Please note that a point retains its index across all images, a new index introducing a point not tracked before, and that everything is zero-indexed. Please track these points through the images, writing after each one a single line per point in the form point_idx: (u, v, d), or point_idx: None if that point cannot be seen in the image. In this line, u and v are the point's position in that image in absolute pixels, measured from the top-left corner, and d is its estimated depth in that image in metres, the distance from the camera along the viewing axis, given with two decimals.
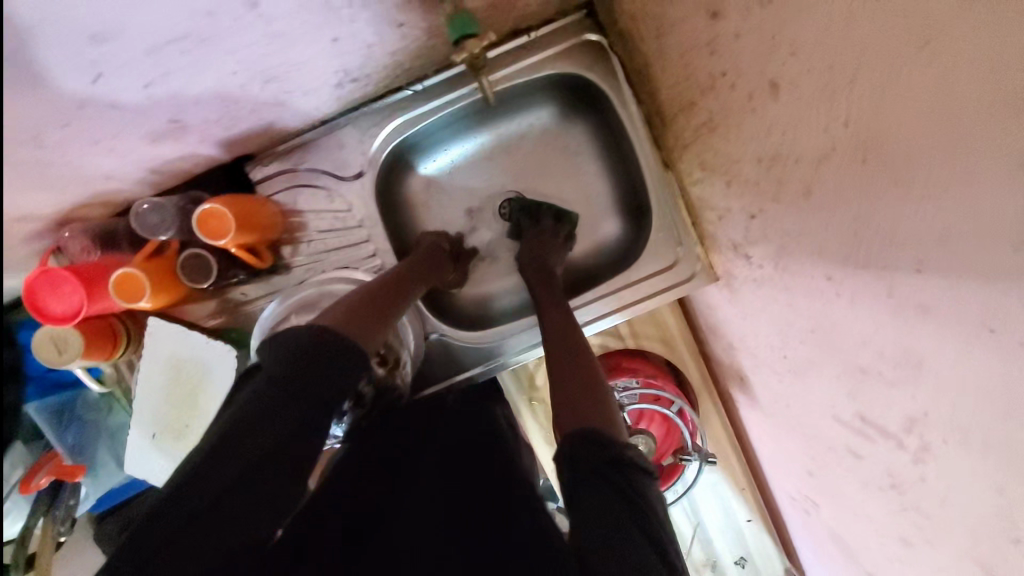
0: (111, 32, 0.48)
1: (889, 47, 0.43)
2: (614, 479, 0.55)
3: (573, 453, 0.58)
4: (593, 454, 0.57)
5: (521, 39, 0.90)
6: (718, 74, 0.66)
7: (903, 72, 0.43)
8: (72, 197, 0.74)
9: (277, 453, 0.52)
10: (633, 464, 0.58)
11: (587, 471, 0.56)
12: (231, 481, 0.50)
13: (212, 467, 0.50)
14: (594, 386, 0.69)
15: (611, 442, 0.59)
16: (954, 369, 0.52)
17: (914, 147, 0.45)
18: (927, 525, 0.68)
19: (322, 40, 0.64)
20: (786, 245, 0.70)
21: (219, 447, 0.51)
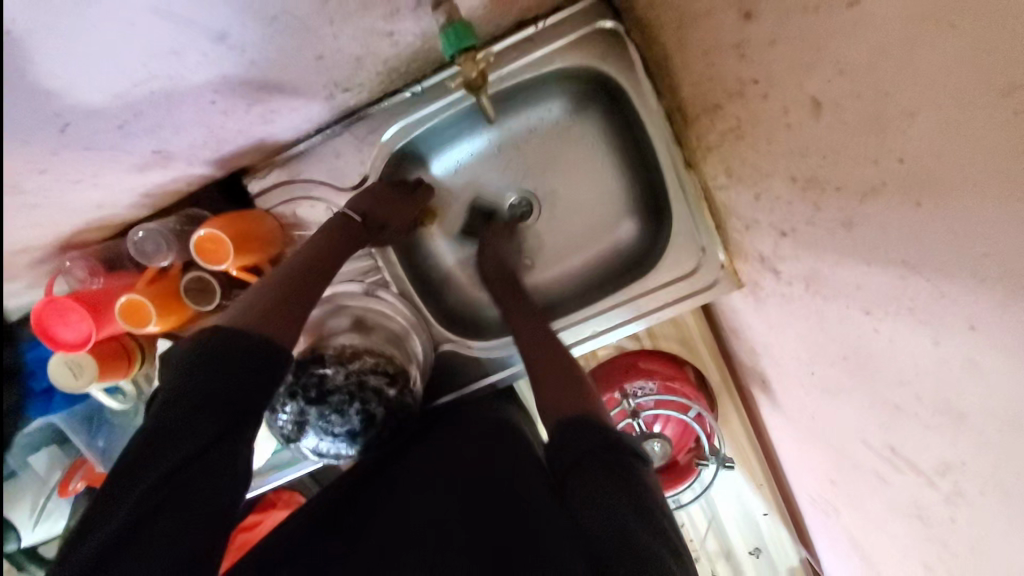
0: (68, 85, 0.44)
1: (954, 80, 0.37)
2: (611, 462, 0.59)
3: (573, 446, 0.61)
4: (591, 444, 0.61)
5: (528, 30, 0.82)
6: (748, 81, 0.59)
7: (971, 108, 0.37)
8: (71, 227, 0.72)
9: (213, 440, 0.57)
10: (628, 450, 0.61)
11: (589, 457, 0.60)
12: (168, 480, 0.55)
13: (147, 469, 0.55)
14: (580, 380, 0.73)
15: (605, 429, 0.63)
16: (1000, 429, 0.47)
17: (975, 197, 0.39)
18: (954, 559, 0.65)
19: (306, 58, 0.59)
20: (820, 268, 0.64)
21: (150, 452, 0.56)
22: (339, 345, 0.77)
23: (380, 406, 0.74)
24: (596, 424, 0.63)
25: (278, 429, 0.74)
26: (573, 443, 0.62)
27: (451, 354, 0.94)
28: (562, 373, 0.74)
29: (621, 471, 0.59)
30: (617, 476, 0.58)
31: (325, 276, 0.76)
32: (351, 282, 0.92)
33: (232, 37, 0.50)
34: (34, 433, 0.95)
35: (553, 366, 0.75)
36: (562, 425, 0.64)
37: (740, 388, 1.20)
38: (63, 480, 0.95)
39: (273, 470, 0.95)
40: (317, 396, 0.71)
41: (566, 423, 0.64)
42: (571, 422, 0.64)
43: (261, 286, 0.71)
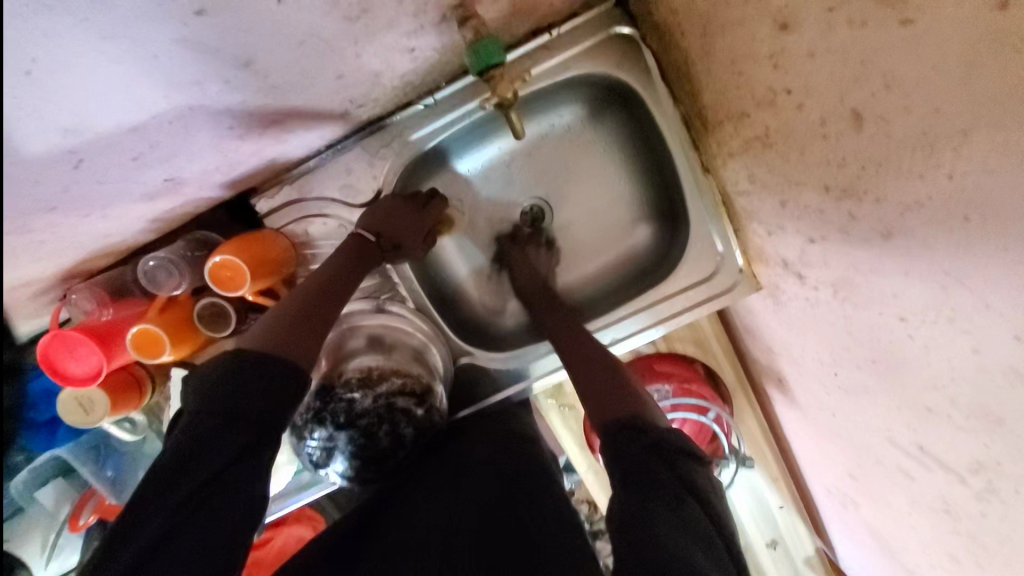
0: (86, 121, 0.44)
1: (991, 98, 0.38)
2: (658, 470, 0.59)
3: (617, 450, 0.62)
4: (640, 444, 0.61)
5: (543, 38, 0.80)
6: (781, 90, 0.59)
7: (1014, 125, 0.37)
8: (78, 257, 0.69)
9: (237, 458, 0.55)
10: (676, 450, 0.61)
11: (634, 459, 0.61)
12: (192, 500, 0.52)
13: (168, 489, 0.53)
14: (622, 379, 0.72)
15: (651, 428, 0.63)
16: None
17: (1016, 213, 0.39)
18: (981, 552, 0.66)
19: (325, 77, 0.59)
20: (850, 275, 0.64)
21: (170, 471, 0.53)
22: (361, 367, 0.74)
23: (410, 427, 0.71)
24: (638, 424, 0.63)
25: (306, 456, 0.72)
26: (619, 450, 0.62)
27: (472, 366, 0.92)
28: (602, 375, 0.73)
29: (665, 468, 0.59)
30: (661, 481, 0.58)
31: (341, 295, 0.74)
32: (365, 299, 0.89)
33: (257, 64, 0.51)
34: (40, 466, 0.91)
35: (604, 369, 0.74)
36: (606, 429, 0.65)
37: (755, 387, 1.20)
38: (73, 515, 0.91)
39: (294, 492, 0.93)
40: (346, 420, 0.69)
41: (611, 430, 0.64)
42: (617, 427, 0.64)
43: (279, 308, 0.69)
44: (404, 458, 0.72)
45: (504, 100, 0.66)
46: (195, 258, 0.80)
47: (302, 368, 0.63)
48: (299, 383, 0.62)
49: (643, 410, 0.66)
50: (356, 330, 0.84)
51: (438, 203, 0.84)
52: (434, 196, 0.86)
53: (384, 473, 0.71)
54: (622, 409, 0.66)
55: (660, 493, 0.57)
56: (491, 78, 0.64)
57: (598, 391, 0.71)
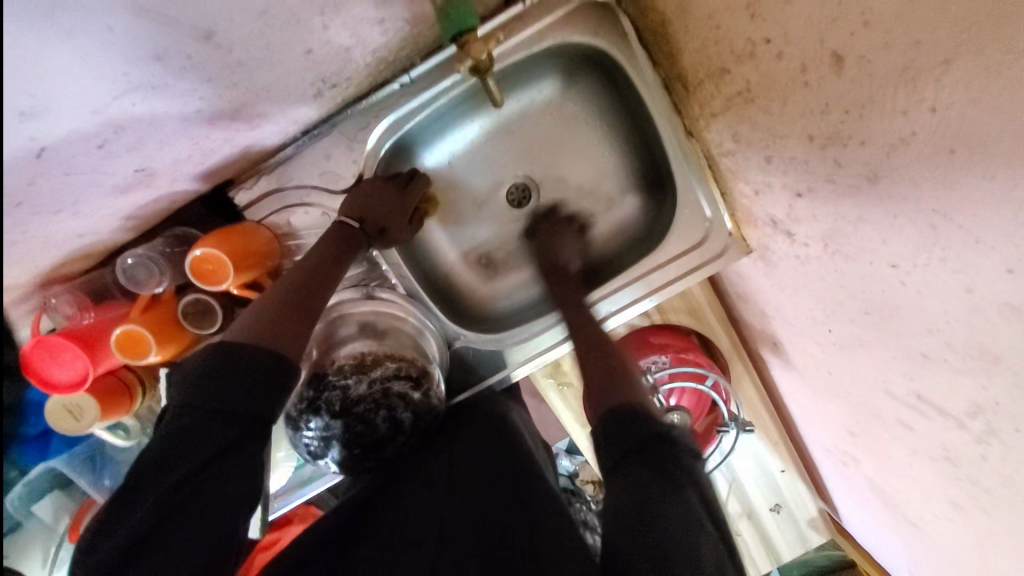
0: (43, 103, 0.42)
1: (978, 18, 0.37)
2: (657, 455, 0.56)
3: (608, 438, 0.59)
4: (635, 432, 0.58)
5: (516, 8, 0.78)
6: (761, 40, 0.58)
7: (994, 46, 0.37)
8: (53, 260, 0.67)
9: (223, 452, 0.54)
10: (675, 439, 0.57)
11: (630, 445, 0.57)
12: (180, 489, 0.52)
13: (155, 478, 0.52)
14: (616, 371, 0.69)
15: (650, 417, 0.59)
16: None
17: (1001, 138, 0.39)
18: (984, 495, 0.68)
19: (294, 52, 0.57)
20: (840, 226, 0.64)
21: (157, 461, 0.53)
22: (353, 354, 0.73)
23: (408, 412, 0.71)
24: (636, 409, 0.60)
25: (303, 447, 0.71)
26: (612, 435, 0.59)
27: (465, 350, 0.92)
28: (605, 367, 0.71)
29: (665, 455, 0.56)
30: (658, 468, 0.55)
31: (325, 284, 0.72)
32: (354, 288, 0.88)
33: (218, 35, 0.49)
34: (35, 480, 0.89)
35: (601, 360, 0.73)
36: (599, 419, 0.62)
37: (751, 353, 1.20)
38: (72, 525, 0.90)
39: (297, 487, 0.92)
40: (341, 408, 0.68)
41: (608, 414, 0.61)
42: (614, 413, 0.61)
43: (262, 300, 0.67)
44: (404, 444, 0.71)
45: (481, 62, 0.67)
46: (175, 254, 0.78)
47: (291, 359, 0.62)
48: (286, 378, 0.60)
49: (640, 396, 0.64)
50: (346, 319, 0.83)
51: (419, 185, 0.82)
52: (417, 177, 0.85)
53: (383, 458, 0.70)
54: (623, 394, 0.64)
55: (658, 481, 0.54)
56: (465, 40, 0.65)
57: (600, 378, 0.69)
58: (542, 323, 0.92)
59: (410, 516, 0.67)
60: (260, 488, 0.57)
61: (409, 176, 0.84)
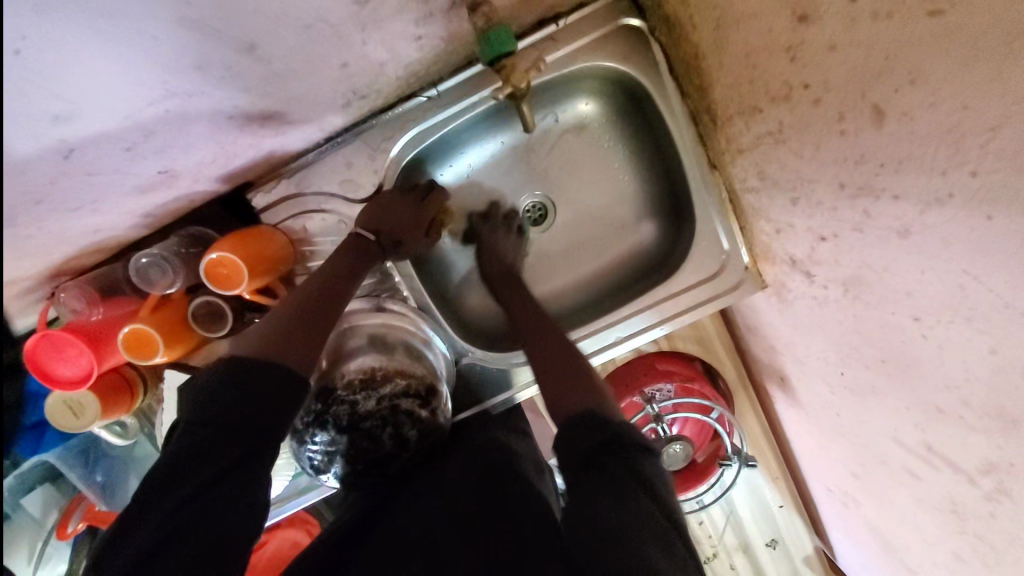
0: (78, 108, 0.41)
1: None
2: (609, 463, 0.56)
3: (569, 440, 0.60)
4: (592, 433, 0.60)
5: (549, 29, 0.78)
6: (798, 84, 0.58)
7: None
8: (66, 253, 0.66)
9: (234, 467, 0.53)
10: (629, 440, 0.59)
11: (583, 450, 0.58)
12: (191, 505, 0.51)
13: (167, 491, 0.52)
14: (581, 385, 0.69)
15: (603, 420, 0.61)
16: None
17: None
18: (989, 552, 0.67)
19: (330, 66, 0.57)
20: (863, 273, 0.63)
21: (165, 479, 0.52)
22: (363, 368, 0.72)
23: (414, 431, 0.69)
24: (593, 415, 0.62)
25: (306, 460, 0.70)
26: (570, 442, 0.60)
27: (472, 367, 0.91)
28: (566, 376, 0.70)
29: (617, 456, 0.57)
30: (611, 473, 0.55)
31: (339, 296, 0.71)
32: (365, 298, 0.87)
33: (260, 48, 0.48)
34: (26, 473, 0.86)
35: (561, 365, 0.72)
36: (561, 427, 0.63)
37: (756, 386, 1.19)
38: (61, 522, 0.88)
39: (292, 494, 0.91)
40: (349, 423, 0.67)
41: (568, 422, 0.62)
42: (573, 420, 0.62)
43: (276, 311, 0.67)
44: (407, 461, 0.70)
45: (518, 89, 0.67)
46: (189, 255, 0.77)
47: (301, 374, 0.61)
48: (296, 392, 0.59)
49: (600, 402, 0.65)
50: (356, 330, 0.82)
51: (437, 199, 0.81)
52: (435, 189, 0.83)
53: (388, 474, 0.70)
54: (582, 402, 0.65)
55: (614, 483, 0.55)
56: (512, 67, 0.64)
57: (558, 386, 0.69)
58: None
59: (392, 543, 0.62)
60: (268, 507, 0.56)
61: (428, 189, 0.83)
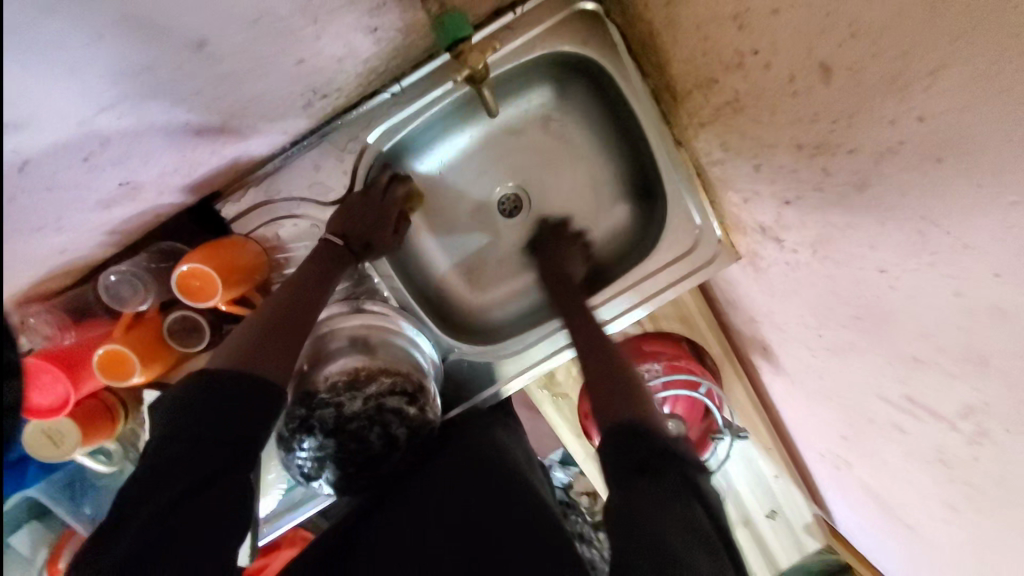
0: (26, 116, 0.41)
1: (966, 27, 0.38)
2: (665, 473, 0.57)
3: (619, 452, 0.59)
4: (645, 445, 0.59)
5: (506, 17, 0.79)
6: (748, 51, 0.59)
7: (980, 54, 0.38)
8: (31, 278, 0.65)
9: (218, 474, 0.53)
10: (679, 452, 0.59)
11: (635, 454, 0.59)
12: (172, 511, 0.50)
13: (147, 498, 0.51)
14: (629, 392, 0.68)
15: (652, 432, 0.61)
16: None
17: (985, 141, 0.40)
18: (980, 497, 0.68)
19: (287, 63, 0.57)
20: (829, 232, 0.65)
21: (138, 493, 0.51)
22: (345, 370, 0.71)
23: (403, 428, 0.69)
24: (643, 425, 0.62)
25: (296, 468, 0.69)
26: (617, 453, 0.60)
27: (460, 362, 0.90)
28: (619, 381, 0.71)
29: (670, 468, 0.57)
30: (663, 484, 0.56)
31: (315, 302, 0.71)
32: (343, 301, 0.86)
33: (211, 44, 0.48)
34: (12, 510, 0.85)
35: (619, 386, 0.70)
36: (609, 433, 0.62)
37: (742, 360, 1.21)
38: (52, 558, 0.87)
39: (287, 509, 0.90)
40: (335, 426, 0.66)
41: (615, 428, 0.62)
42: (617, 430, 0.62)
43: (249, 321, 0.66)
44: (398, 461, 0.70)
45: (476, 72, 0.68)
46: (161, 270, 0.76)
47: (276, 382, 0.60)
48: (275, 403, 0.59)
49: (646, 415, 0.64)
50: (337, 334, 0.81)
51: (401, 190, 0.79)
52: (398, 181, 0.81)
53: (380, 475, 0.69)
54: (626, 410, 0.65)
55: (666, 492, 0.55)
56: (463, 52, 0.66)
57: (609, 392, 0.69)
58: (536, 331, 0.91)
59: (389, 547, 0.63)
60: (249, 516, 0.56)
61: (392, 182, 0.81)
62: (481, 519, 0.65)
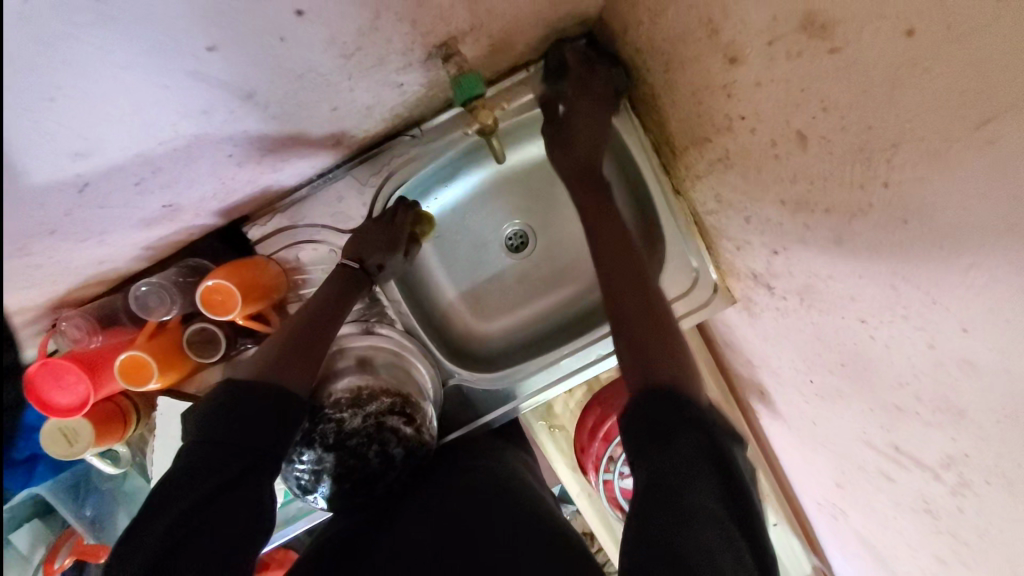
0: (95, 145, 0.48)
1: (916, 113, 0.44)
2: (697, 444, 0.53)
3: (652, 417, 0.56)
4: (680, 411, 0.56)
5: (520, 74, 0.86)
6: (736, 116, 0.66)
7: (929, 135, 0.43)
8: (68, 285, 0.70)
9: (233, 483, 0.56)
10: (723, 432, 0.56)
11: (661, 431, 0.55)
12: (190, 519, 0.53)
13: (168, 505, 0.54)
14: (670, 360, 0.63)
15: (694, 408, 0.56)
16: (992, 413, 0.50)
17: (943, 207, 0.45)
18: (965, 550, 0.67)
19: (322, 109, 0.64)
20: (814, 283, 0.68)
21: (167, 492, 0.55)
22: (350, 387, 0.76)
23: (398, 449, 0.72)
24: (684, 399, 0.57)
25: (294, 481, 0.71)
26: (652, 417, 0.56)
27: (460, 390, 0.94)
28: (654, 328, 0.67)
29: (695, 442, 0.53)
30: (687, 455, 0.53)
31: (329, 319, 0.75)
32: (355, 322, 0.91)
33: (258, 95, 0.56)
34: (16, 506, 0.88)
35: (659, 331, 0.67)
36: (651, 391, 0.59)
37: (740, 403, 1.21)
38: (48, 559, 0.87)
39: (282, 523, 0.92)
40: (335, 441, 0.69)
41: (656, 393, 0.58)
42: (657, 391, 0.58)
43: (270, 339, 0.71)
44: (392, 481, 0.72)
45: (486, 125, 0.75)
46: (186, 284, 0.81)
47: (293, 391, 0.65)
48: (291, 415, 0.63)
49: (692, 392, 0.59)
50: (345, 352, 0.86)
51: (406, 216, 0.85)
52: (409, 210, 0.86)
53: (374, 492, 0.71)
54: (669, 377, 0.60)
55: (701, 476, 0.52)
56: (484, 121, 0.75)
57: (642, 333, 0.66)
58: (536, 362, 0.94)
59: (409, 555, 0.62)
60: (268, 521, 0.59)
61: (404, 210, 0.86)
62: (474, 531, 0.63)
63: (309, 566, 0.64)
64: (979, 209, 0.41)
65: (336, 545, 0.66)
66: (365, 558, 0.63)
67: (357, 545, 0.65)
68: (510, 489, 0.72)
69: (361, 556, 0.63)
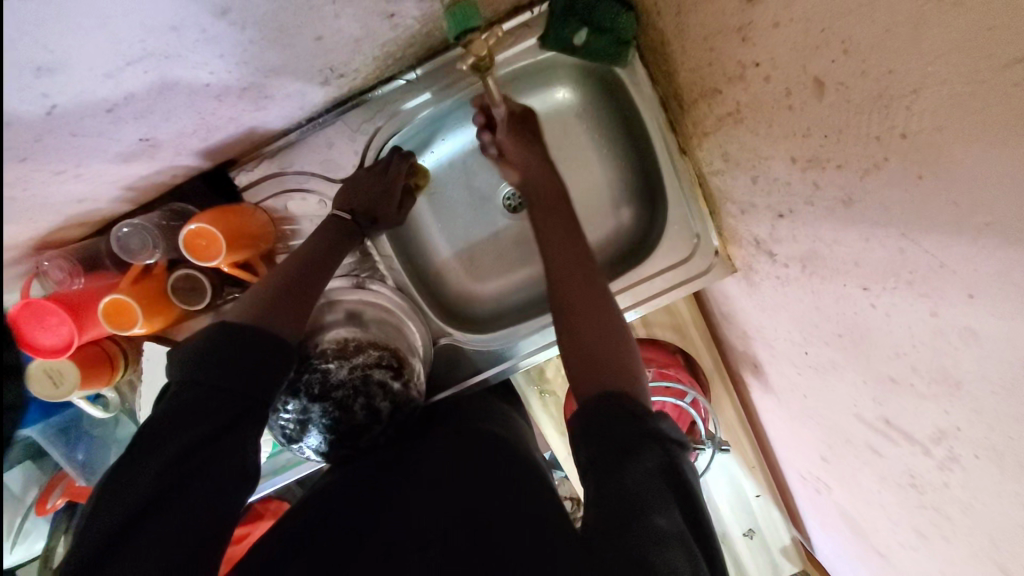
0: (60, 60, 0.45)
1: (936, 51, 0.41)
2: (640, 454, 0.54)
3: (597, 423, 0.57)
4: (624, 420, 0.56)
5: (524, 16, 0.80)
6: (750, 63, 0.62)
7: (949, 75, 0.40)
8: (48, 223, 0.68)
9: (222, 431, 0.55)
10: (665, 436, 0.56)
11: (608, 435, 0.55)
12: (180, 464, 0.53)
13: (158, 447, 0.53)
14: (610, 356, 0.65)
15: (636, 410, 0.57)
16: (988, 381, 0.49)
17: (959, 157, 0.42)
18: (946, 524, 0.66)
19: (304, 37, 0.61)
20: (817, 248, 0.66)
21: (155, 436, 0.54)
22: (337, 339, 0.75)
23: (386, 402, 0.71)
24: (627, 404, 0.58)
25: (279, 429, 0.71)
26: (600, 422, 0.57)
27: (450, 349, 0.93)
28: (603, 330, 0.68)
29: (639, 456, 0.53)
30: (633, 469, 0.53)
31: (318, 270, 0.73)
32: (344, 277, 0.89)
33: (233, 13, 0.53)
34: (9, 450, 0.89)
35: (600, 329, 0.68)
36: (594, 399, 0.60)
37: (734, 377, 1.20)
38: (41, 498, 0.90)
39: (270, 472, 0.93)
40: (320, 392, 0.68)
41: (600, 401, 0.59)
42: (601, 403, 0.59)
43: (256, 286, 0.69)
44: (380, 434, 0.72)
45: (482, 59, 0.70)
46: (170, 228, 0.79)
47: (284, 337, 0.63)
48: (282, 364, 0.61)
49: (638, 396, 0.60)
50: (335, 306, 0.84)
51: (401, 167, 0.81)
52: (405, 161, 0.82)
53: (359, 445, 0.71)
54: (614, 386, 0.61)
55: (648, 485, 0.52)
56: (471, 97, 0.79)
57: (587, 333, 0.68)
58: (528, 324, 0.92)
59: (393, 507, 0.61)
60: (256, 466, 0.59)
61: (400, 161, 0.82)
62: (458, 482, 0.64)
63: (294, 518, 0.64)
64: (1001, 163, 0.38)
65: (322, 497, 0.66)
66: (348, 509, 0.63)
67: (342, 497, 0.65)
68: (499, 442, 0.72)
69: (345, 507, 0.64)
